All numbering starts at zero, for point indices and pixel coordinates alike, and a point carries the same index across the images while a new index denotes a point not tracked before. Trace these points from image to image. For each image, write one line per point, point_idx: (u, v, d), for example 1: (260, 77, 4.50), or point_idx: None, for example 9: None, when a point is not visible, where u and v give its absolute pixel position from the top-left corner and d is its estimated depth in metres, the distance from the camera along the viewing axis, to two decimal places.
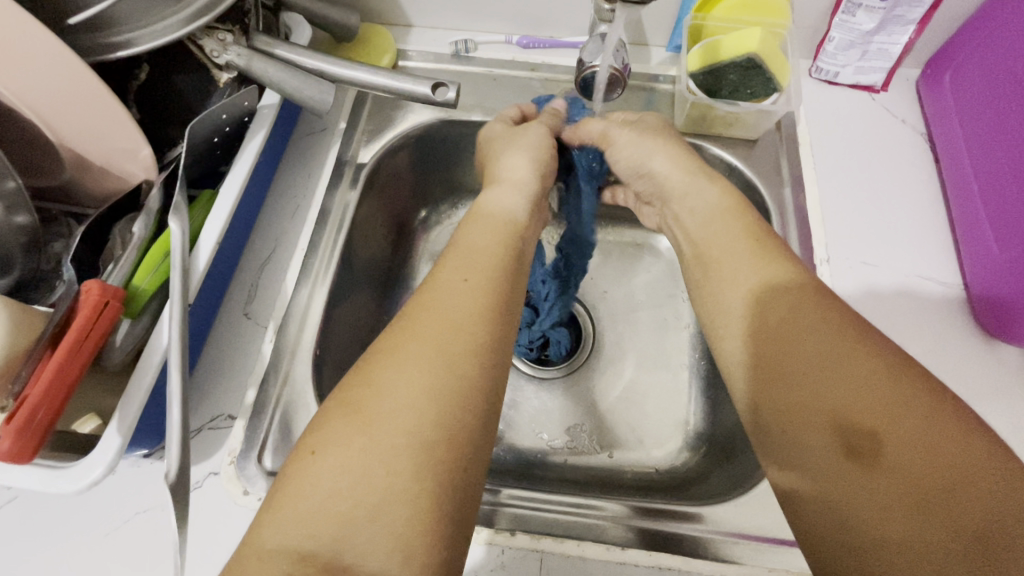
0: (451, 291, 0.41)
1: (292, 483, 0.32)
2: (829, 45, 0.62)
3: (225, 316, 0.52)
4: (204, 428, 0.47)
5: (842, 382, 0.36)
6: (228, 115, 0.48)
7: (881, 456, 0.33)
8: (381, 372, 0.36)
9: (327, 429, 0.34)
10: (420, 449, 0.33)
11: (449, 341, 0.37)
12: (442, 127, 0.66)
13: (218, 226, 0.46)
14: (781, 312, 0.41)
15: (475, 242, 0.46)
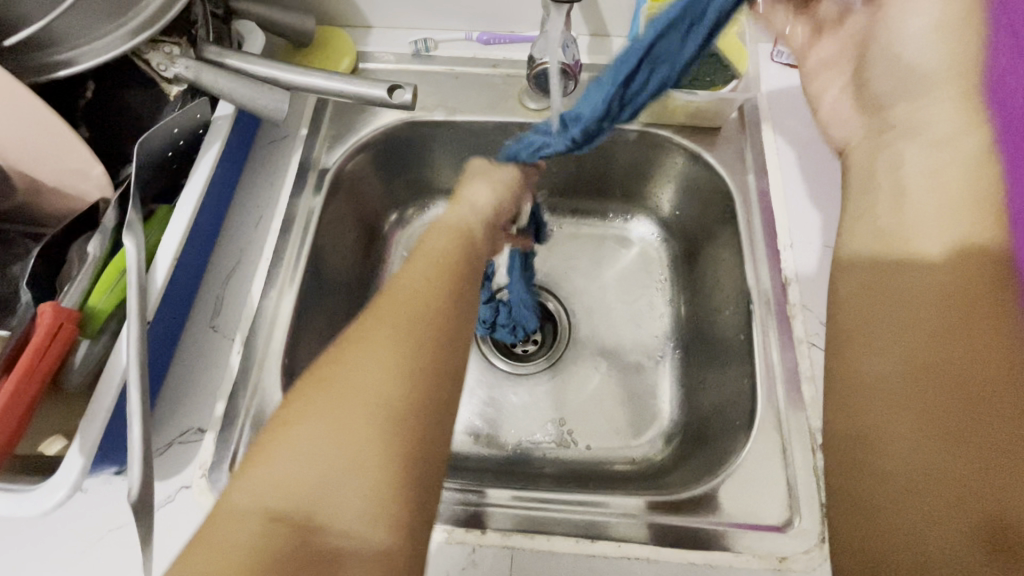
0: (420, 280, 0.41)
1: (268, 450, 0.33)
2: None
3: (191, 330, 0.52)
4: (175, 442, 0.48)
5: (990, 461, 0.29)
6: (180, 129, 0.48)
7: (1021, 552, 0.26)
8: (356, 350, 0.37)
9: (301, 401, 0.35)
10: (393, 427, 0.34)
11: (426, 325, 0.38)
12: (406, 128, 0.65)
13: (176, 242, 0.46)
14: (927, 319, 0.33)
15: (443, 237, 0.46)
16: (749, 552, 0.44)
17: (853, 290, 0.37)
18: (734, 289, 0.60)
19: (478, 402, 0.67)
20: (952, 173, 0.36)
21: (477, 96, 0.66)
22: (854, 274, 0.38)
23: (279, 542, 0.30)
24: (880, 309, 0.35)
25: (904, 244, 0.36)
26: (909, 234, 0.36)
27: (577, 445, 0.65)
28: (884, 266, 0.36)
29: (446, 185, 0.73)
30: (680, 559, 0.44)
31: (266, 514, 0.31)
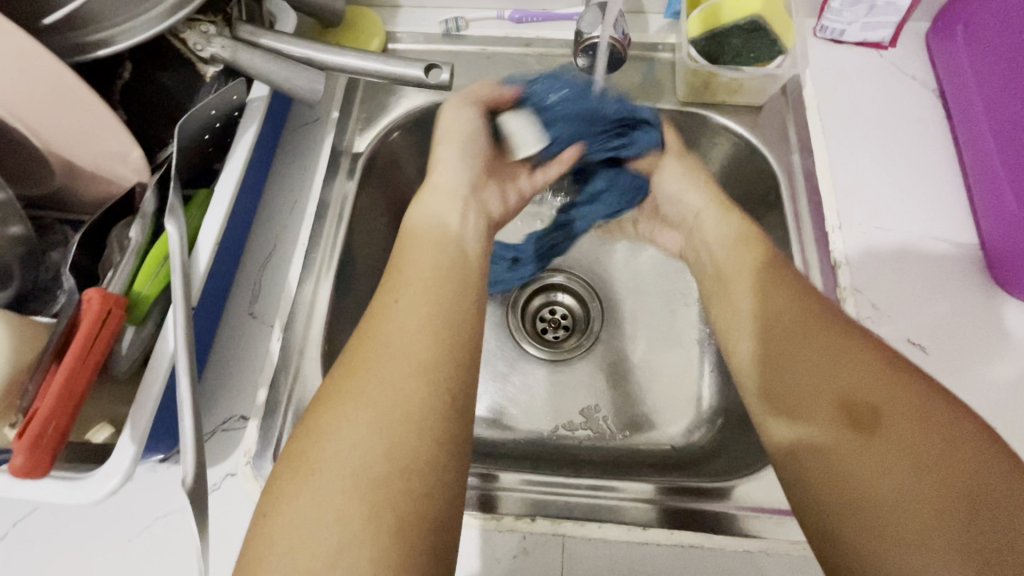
0: (392, 324, 0.40)
1: (256, 537, 0.32)
2: (835, 1, 0.59)
3: (230, 317, 0.51)
4: (219, 429, 0.47)
5: (843, 373, 0.38)
6: (217, 110, 0.47)
7: (881, 426, 0.35)
8: (327, 415, 0.36)
9: (277, 488, 0.34)
10: (373, 486, 0.33)
11: (393, 374, 0.37)
12: (438, 110, 0.64)
13: (217, 228, 0.45)
14: (766, 312, 0.45)
15: (417, 267, 0.44)
16: (806, 540, 0.43)
17: (739, 333, 0.47)
18: None
19: (512, 389, 0.67)
20: (739, 246, 0.51)
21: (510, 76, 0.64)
22: (736, 315, 0.48)
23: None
24: (749, 324, 0.46)
25: (743, 271, 0.49)
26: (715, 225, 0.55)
27: (613, 432, 0.64)
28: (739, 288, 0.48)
29: None
30: (735, 547, 0.43)
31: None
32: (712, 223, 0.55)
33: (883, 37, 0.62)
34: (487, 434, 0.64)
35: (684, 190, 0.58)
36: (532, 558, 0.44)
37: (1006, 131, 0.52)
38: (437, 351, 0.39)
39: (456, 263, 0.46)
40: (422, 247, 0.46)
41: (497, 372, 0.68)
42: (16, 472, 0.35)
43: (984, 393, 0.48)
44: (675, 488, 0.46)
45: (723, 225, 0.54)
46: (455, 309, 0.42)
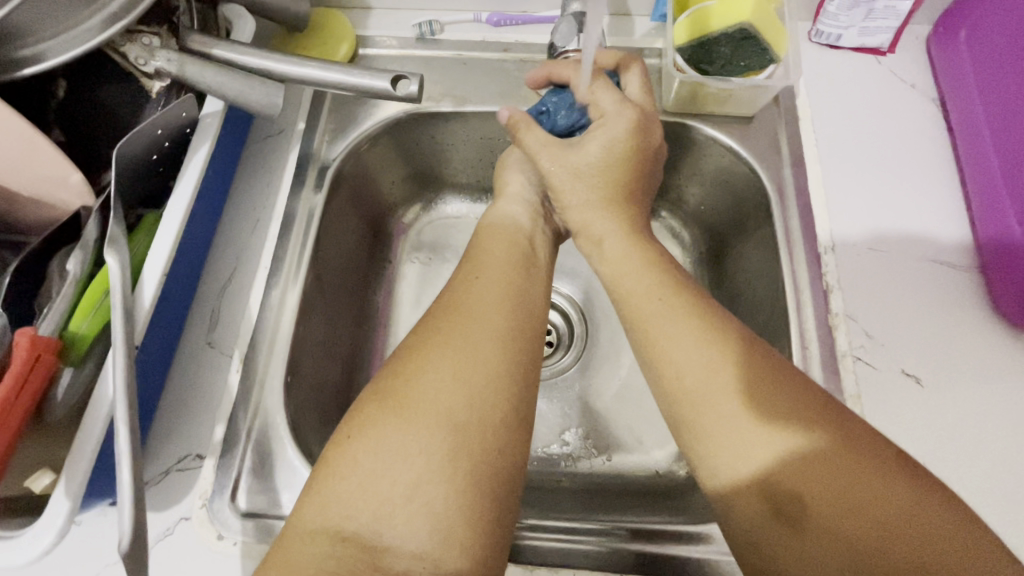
0: (483, 288, 0.43)
1: (331, 463, 0.34)
2: (831, 5, 0.55)
3: (187, 347, 0.49)
4: (173, 469, 0.45)
5: (759, 448, 0.34)
6: (165, 129, 0.43)
7: (807, 524, 0.32)
8: (410, 363, 0.38)
9: (363, 417, 0.36)
10: (455, 437, 0.34)
11: (478, 334, 0.39)
12: (411, 120, 0.60)
13: (164, 257, 0.42)
14: (669, 362, 0.39)
15: (498, 250, 0.48)
16: None
17: (646, 373, 0.41)
18: (767, 293, 0.55)
19: None
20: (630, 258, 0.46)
21: (487, 83, 0.61)
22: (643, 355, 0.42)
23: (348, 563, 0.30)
24: (663, 371, 0.39)
25: (643, 314, 0.42)
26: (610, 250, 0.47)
27: (595, 456, 0.61)
28: (646, 326, 0.42)
29: (454, 180, 0.68)
30: None
31: (331, 533, 0.31)
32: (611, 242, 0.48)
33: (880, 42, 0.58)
34: None
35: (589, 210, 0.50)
36: None
37: (1011, 146, 0.49)
38: (514, 324, 0.41)
39: (527, 252, 0.48)
40: (503, 233, 0.50)
41: None
42: None
43: (984, 428, 0.45)
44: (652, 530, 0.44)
45: (628, 249, 0.47)
46: (526, 293, 0.44)
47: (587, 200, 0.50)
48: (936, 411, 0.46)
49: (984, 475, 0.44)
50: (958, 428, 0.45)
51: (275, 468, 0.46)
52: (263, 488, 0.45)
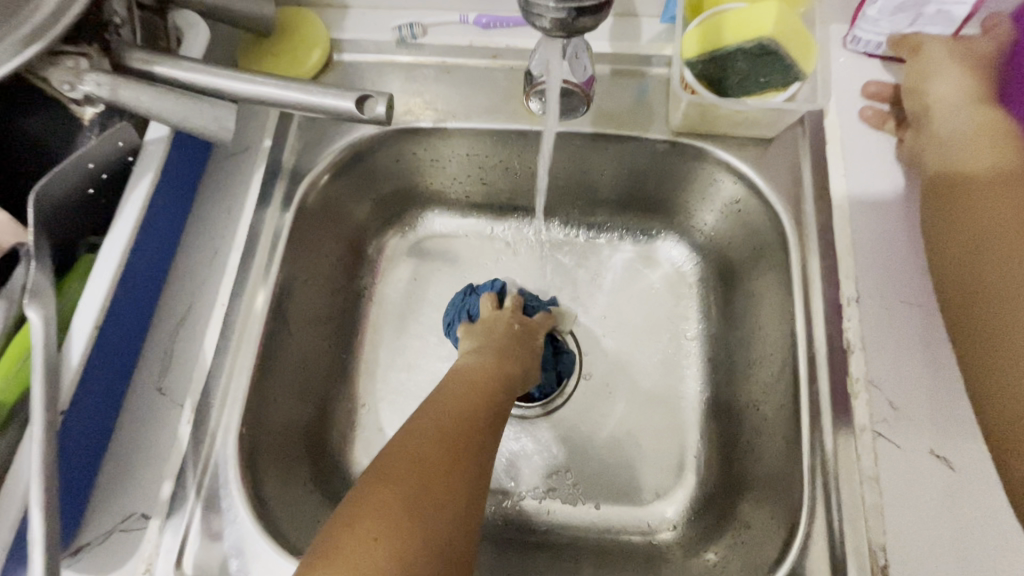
0: (465, 387, 0.44)
1: (342, 566, 0.31)
2: (870, 9, 0.47)
3: (135, 393, 0.45)
4: (115, 529, 0.41)
5: None
6: (97, 163, 0.39)
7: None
8: (424, 459, 0.36)
9: (369, 500, 0.34)
10: (459, 529, 0.34)
11: (473, 428, 0.40)
12: (391, 138, 0.55)
13: (95, 308, 0.38)
14: (1003, 263, 0.39)
15: (470, 371, 0.47)
16: None
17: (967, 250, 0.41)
18: (780, 340, 0.49)
19: None
20: (974, 119, 0.44)
21: (474, 95, 0.55)
22: (937, 259, 0.43)
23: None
24: (981, 269, 0.40)
25: (968, 192, 0.42)
26: (964, 132, 0.44)
27: (585, 505, 0.57)
28: (980, 247, 0.41)
29: (443, 196, 0.63)
30: None
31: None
32: (955, 121, 0.44)
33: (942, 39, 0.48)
34: None
35: (962, 112, 0.44)
36: None
37: None
38: (496, 417, 0.43)
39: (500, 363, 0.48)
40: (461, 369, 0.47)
41: None
42: None
43: None
44: None
45: (980, 117, 0.44)
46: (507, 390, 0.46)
47: (959, 94, 0.45)
48: (968, 499, 0.40)
49: None
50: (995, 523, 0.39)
51: (226, 528, 0.42)
52: (212, 551, 0.42)
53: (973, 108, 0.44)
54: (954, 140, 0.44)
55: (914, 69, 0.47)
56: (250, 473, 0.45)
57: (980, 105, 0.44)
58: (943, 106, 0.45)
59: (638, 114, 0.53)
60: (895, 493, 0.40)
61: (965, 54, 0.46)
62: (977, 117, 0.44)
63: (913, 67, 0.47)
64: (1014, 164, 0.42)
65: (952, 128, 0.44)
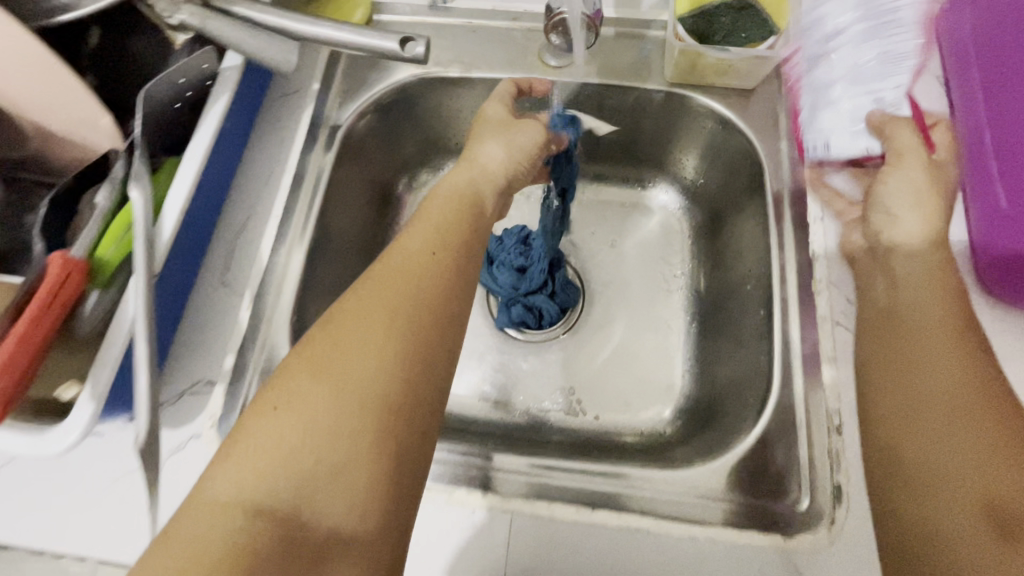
0: (415, 258, 0.44)
1: (247, 434, 0.34)
2: (815, 72, 0.56)
3: (202, 284, 0.52)
4: (185, 393, 0.49)
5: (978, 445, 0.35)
6: (187, 79, 0.47)
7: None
8: (349, 336, 0.38)
9: (293, 385, 0.36)
10: (380, 413, 0.35)
11: (416, 310, 0.40)
12: (422, 86, 0.63)
13: (182, 196, 0.46)
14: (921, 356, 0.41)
15: (438, 214, 0.48)
16: (754, 532, 0.43)
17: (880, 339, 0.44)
18: (758, 260, 0.57)
19: (489, 369, 0.67)
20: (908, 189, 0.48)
21: (495, 51, 0.63)
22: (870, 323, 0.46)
23: (268, 538, 0.31)
24: (901, 350, 0.42)
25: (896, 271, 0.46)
26: (891, 218, 0.48)
27: (585, 415, 0.64)
28: (902, 335, 0.42)
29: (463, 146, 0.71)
30: (648, 526, 0.44)
31: (245, 507, 0.31)
32: (911, 218, 0.47)
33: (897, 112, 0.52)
34: (460, 409, 0.65)
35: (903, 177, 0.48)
36: (483, 532, 0.45)
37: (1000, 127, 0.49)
38: (441, 293, 0.42)
39: (472, 210, 0.50)
40: (443, 191, 0.50)
41: (470, 351, 0.69)
42: None
43: None
44: (606, 474, 0.47)
45: (907, 179, 0.48)
46: (462, 270, 0.45)
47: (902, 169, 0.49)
48: None
49: None
50: None
51: None
52: None
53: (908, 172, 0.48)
54: (899, 217, 0.47)
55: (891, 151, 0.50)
56: None
57: (916, 170, 0.48)
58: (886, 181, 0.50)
59: (637, 68, 0.61)
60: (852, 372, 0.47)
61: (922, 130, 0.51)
62: (920, 198, 0.48)
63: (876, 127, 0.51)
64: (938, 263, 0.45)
65: (892, 183, 0.49)
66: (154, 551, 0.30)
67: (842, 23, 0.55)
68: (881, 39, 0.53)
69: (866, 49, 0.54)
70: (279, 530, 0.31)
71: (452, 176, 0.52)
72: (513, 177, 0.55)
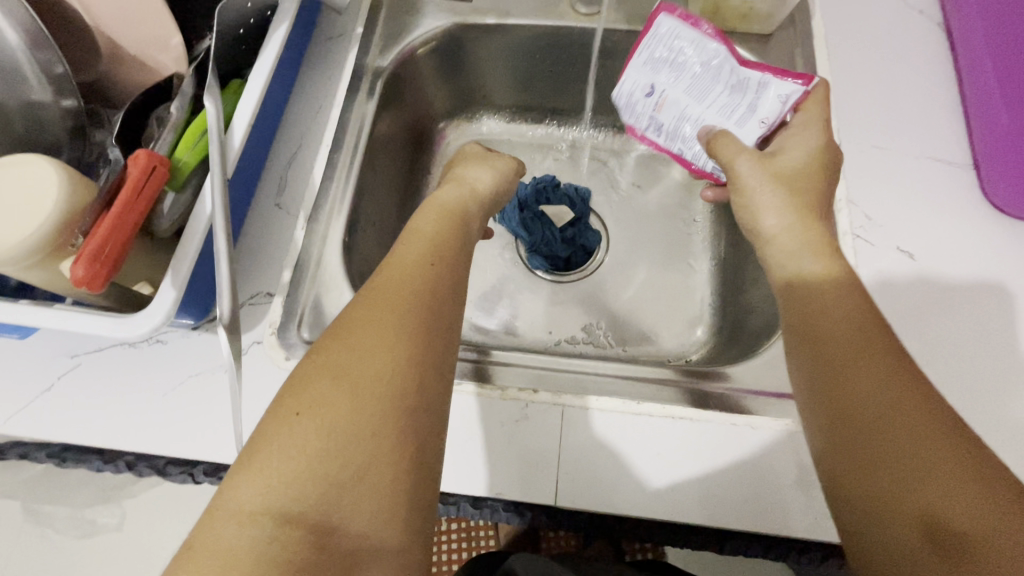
0: (412, 266, 0.42)
1: (267, 443, 0.32)
2: (664, 139, 0.60)
3: (258, 206, 0.55)
4: (247, 303, 0.51)
5: (914, 455, 0.32)
6: (253, 4, 0.50)
7: (967, 557, 0.29)
8: (359, 340, 0.36)
9: (310, 392, 0.33)
10: (397, 416, 0.33)
11: (424, 314, 0.38)
12: (459, 33, 0.66)
13: (249, 110, 0.48)
14: (857, 353, 0.37)
15: (427, 226, 0.46)
16: (790, 418, 0.47)
17: (804, 330, 0.40)
18: None
19: (519, 308, 0.70)
20: (774, 200, 0.48)
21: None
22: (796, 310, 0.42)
23: (300, 545, 0.29)
24: (834, 341, 0.39)
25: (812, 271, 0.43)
26: (771, 227, 0.47)
27: (612, 346, 0.67)
28: (830, 328, 0.39)
29: (492, 99, 0.76)
30: (688, 415, 0.47)
31: (275, 513, 0.30)
32: (784, 244, 0.46)
33: (761, 121, 0.54)
34: (494, 341, 0.68)
35: (757, 196, 0.49)
36: (533, 424, 0.47)
37: None
38: (439, 296, 0.40)
39: (460, 220, 0.49)
40: (432, 205, 0.50)
41: (501, 289, 0.71)
42: (78, 284, 0.37)
43: (967, 299, 0.50)
44: (637, 376, 0.50)
45: (776, 200, 0.48)
46: (454, 270, 0.44)
47: (761, 184, 0.49)
48: (926, 279, 0.51)
49: (964, 334, 0.49)
50: (945, 295, 0.50)
51: (332, 310, 0.52)
52: (324, 324, 0.51)
53: (774, 188, 0.48)
54: (795, 264, 0.44)
55: (733, 185, 0.51)
56: (349, 276, 0.55)
57: (778, 187, 0.48)
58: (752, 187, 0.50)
59: None
60: (872, 276, 0.51)
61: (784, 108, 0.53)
62: (786, 211, 0.47)
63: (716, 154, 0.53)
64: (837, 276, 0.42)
65: (765, 206, 0.48)
66: (184, 563, 0.29)
67: (635, 96, 0.59)
68: (667, 81, 0.57)
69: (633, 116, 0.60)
70: (309, 535, 0.30)
71: (445, 194, 0.51)
72: (497, 200, 0.56)
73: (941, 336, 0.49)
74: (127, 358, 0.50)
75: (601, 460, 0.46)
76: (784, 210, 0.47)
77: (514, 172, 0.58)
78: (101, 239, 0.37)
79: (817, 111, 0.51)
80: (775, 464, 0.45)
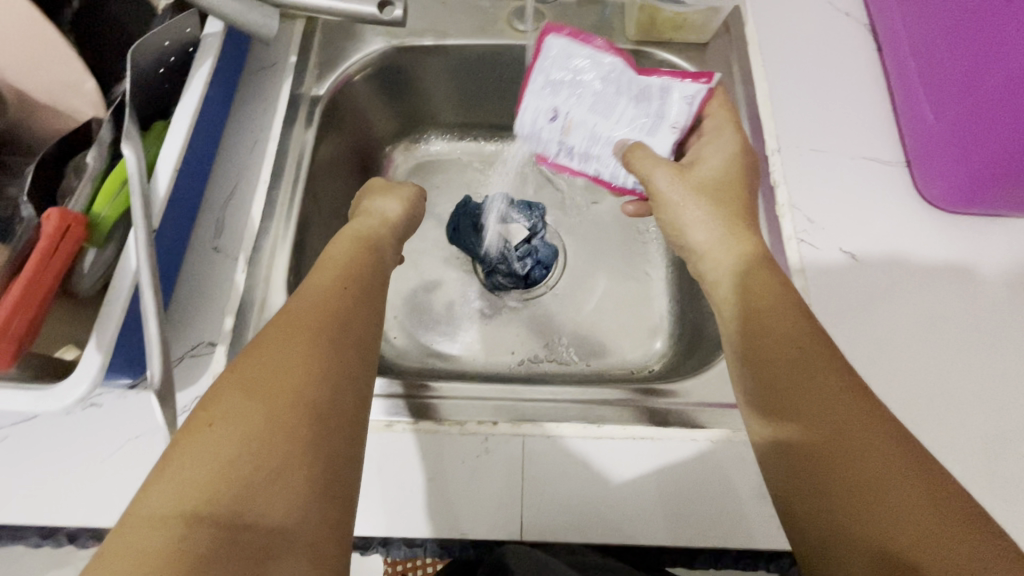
0: (324, 289, 0.43)
1: (181, 452, 0.31)
2: (581, 161, 0.58)
3: (195, 251, 0.52)
4: (187, 356, 0.48)
5: (858, 468, 0.34)
6: (171, 43, 0.47)
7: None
8: (273, 354, 0.37)
9: (224, 403, 0.34)
10: (311, 419, 0.34)
11: (334, 329, 0.40)
12: (397, 56, 0.65)
13: (173, 155, 0.45)
14: (807, 371, 0.39)
15: (340, 253, 0.48)
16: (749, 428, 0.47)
17: (749, 352, 0.43)
18: None
19: (480, 329, 0.69)
20: (694, 207, 0.51)
21: (464, 19, 0.66)
22: (743, 318, 0.45)
23: (211, 543, 0.28)
24: (780, 361, 0.41)
25: (745, 276, 0.47)
26: (698, 236, 0.51)
27: (576, 361, 0.67)
28: (776, 340, 0.42)
29: (438, 119, 0.74)
30: (649, 433, 0.47)
31: (187, 514, 0.29)
32: (713, 233, 0.50)
33: (671, 126, 0.54)
34: (454, 366, 0.66)
35: (680, 203, 0.52)
36: (496, 457, 0.46)
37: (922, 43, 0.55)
38: (350, 311, 0.42)
39: (371, 245, 0.50)
40: (339, 237, 0.50)
41: (460, 313, 0.70)
42: None
43: (907, 296, 0.52)
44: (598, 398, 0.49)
45: (699, 211, 0.51)
46: (367, 286, 0.45)
47: (683, 194, 0.52)
48: (869, 280, 0.52)
49: (905, 331, 0.50)
50: (886, 292, 0.52)
51: None
52: None
53: (693, 196, 0.51)
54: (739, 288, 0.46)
55: (654, 199, 0.53)
56: None
57: (699, 198, 0.51)
58: (671, 196, 0.52)
59: (600, 29, 0.65)
60: (819, 280, 0.52)
61: (693, 110, 0.54)
62: (713, 217, 0.50)
63: (631, 164, 0.53)
64: (759, 251, 0.48)
65: (687, 215, 0.52)
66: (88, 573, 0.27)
67: (539, 124, 0.58)
68: (569, 103, 0.57)
69: (546, 143, 0.58)
70: (221, 535, 0.29)
71: (356, 224, 0.52)
72: (410, 223, 0.57)
73: (886, 334, 0.50)
74: (58, 425, 0.47)
75: (563, 485, 0.45)
76: (713, 212, 0.50)
77: (419, 193, 0.59)
78: (9, 314, 0.35)
79: (722, 112, 0.55)
80: (738, 477, 0.45)
